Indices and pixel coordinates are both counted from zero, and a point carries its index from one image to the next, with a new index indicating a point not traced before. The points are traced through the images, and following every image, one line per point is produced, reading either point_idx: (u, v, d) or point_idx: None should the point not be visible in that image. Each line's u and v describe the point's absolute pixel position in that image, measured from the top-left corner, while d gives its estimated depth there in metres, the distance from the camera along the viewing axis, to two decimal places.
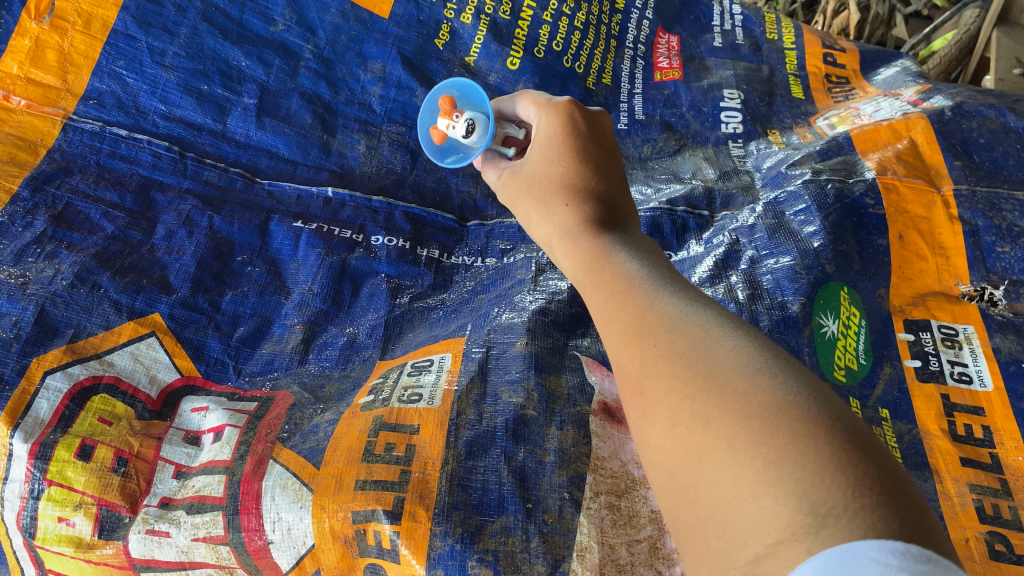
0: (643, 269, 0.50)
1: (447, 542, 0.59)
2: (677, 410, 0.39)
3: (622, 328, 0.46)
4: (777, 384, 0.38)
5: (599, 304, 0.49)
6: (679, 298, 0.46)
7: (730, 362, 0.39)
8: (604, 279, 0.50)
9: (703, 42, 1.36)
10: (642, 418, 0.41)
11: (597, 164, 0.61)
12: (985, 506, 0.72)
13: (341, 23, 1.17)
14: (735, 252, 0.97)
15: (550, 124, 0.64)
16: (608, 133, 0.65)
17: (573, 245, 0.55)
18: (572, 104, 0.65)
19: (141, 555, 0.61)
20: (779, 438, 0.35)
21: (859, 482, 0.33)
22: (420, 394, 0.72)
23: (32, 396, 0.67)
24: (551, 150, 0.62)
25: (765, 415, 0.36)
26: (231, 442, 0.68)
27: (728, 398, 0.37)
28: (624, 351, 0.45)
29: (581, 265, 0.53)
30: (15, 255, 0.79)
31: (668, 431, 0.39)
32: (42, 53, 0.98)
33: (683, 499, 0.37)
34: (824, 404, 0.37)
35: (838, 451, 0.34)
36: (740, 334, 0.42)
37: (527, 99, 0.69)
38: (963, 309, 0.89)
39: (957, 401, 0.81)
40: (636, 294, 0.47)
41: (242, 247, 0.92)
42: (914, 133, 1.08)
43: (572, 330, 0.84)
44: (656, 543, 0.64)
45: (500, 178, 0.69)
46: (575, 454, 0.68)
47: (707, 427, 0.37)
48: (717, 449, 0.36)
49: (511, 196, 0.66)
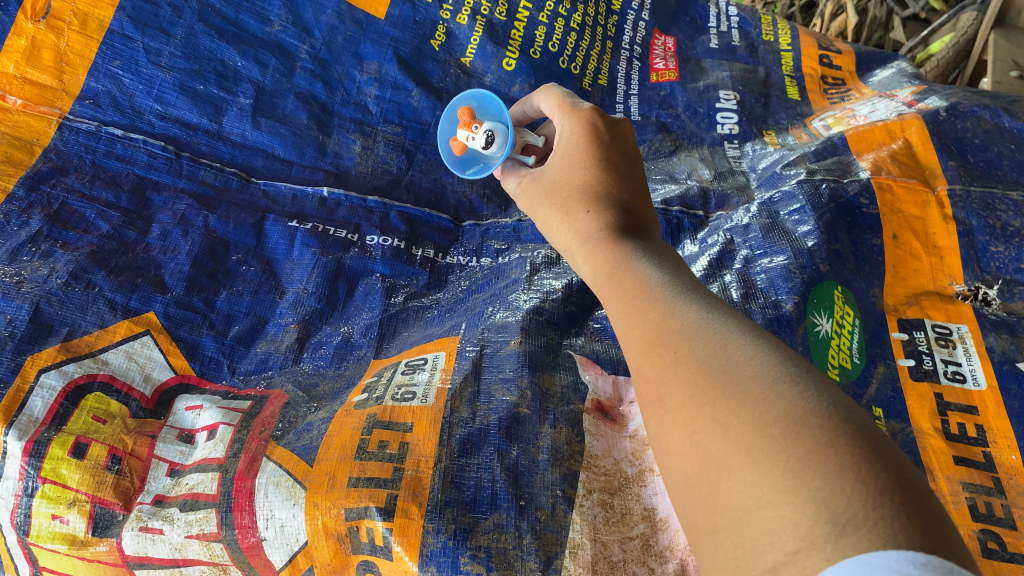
0: (662, 276, 0.50)
1: (439, 539, 0.59)
2: (696, 417, 0.39)
3: (642, 335, 0.46)
4: (798, 392, 0.37)
5: (619, 311, 0.49)
6: (700, 305, 0.46)
7: (751, 370, 0.39)
8: (624, 286, 0.50)
9: (698, 43, 1.37)
10: (660, 424, 0.41)
11: (617, 172, 0.61)
12: (979, 504, 0.72)
13: (337, 24, 1.17)
14: (729, 251, 0.97)
15: (572, 130, 0.64)
16: (629, 140, 0.65)
17: (593, 252, 0.55)
18: (593, 110, 0.65)
19: (135, 552, 0.61)
20: (799, 446, 0.34)
21: (880, 492, 0.32)
22: (413, 392, 0.72)
23: (26, 393, 0.67)
24: (571, 156, 0.62)
25: (786, 423, 0.36)
26: (225, 439, 0.69)
27: (749, 405, 0.37)
28: (644, 357, 0.45)
29: (601, 272, 0.53)
30: (10, 254, 0.79)
31: (687, 438, 0.39)
32: (38, 53, 0.98)
33: (701, 506, 0.37)
34: (847, 414, 0.37)
35: (859, 460, 0.34)
36: (761, 342, 0.42)
37: (550, 100, 0.69)
38: (957, 308, 0.90)
39: (951, 400, 0.81)
40: (656, 301, 0.47)
41: (237, 246, 0.93)
42: (909, 134, 1.08)
43: (567, 329, 0.84)
44: (649, 540, 0.64)
45: (519, 184, 0.69)
46: (568, 452, 0.68)
47: (727, 434, 0.37)
48: (735, 457, 0.36)
49: (530, 203, 0.66)
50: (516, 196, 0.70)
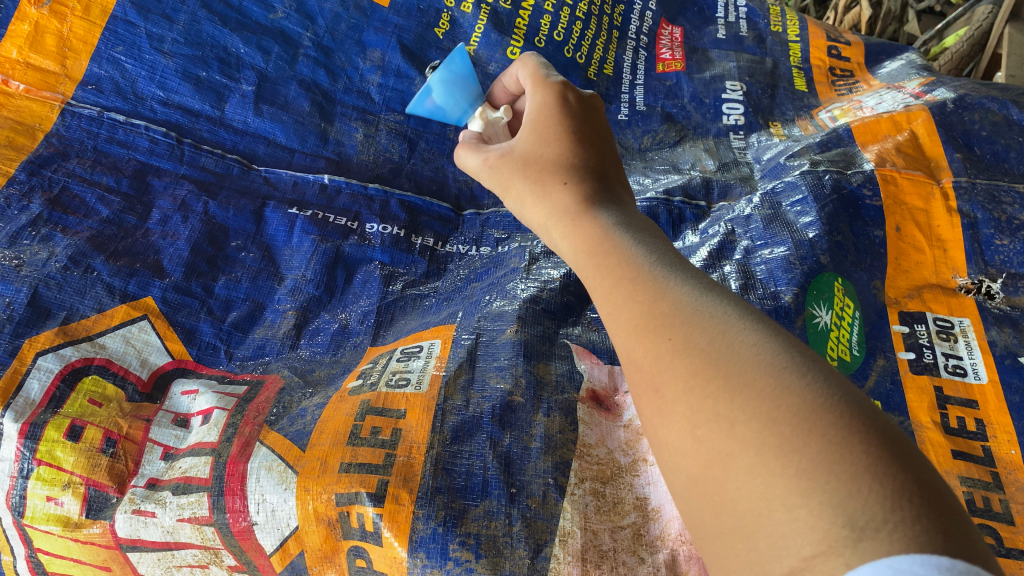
0: (651, 255, 0.49)
1: (429, 525, 0.59)
2: (699, 412, 0.38)
3: (632, 318, 0.45)
4: (804, 385, 0.36)
5: (605, 293, 0.48)
6: (692, 287, 0.45)
7: (753, 360, 0.38)
8: (609, 265, 0.49)
9: (706, 34, 1.35)
10: (659, 418, 0.40)
11: (592, 147, 0.61)
12: (976, 499, 0.71)
13: (341, 12, 1.17)
14: (730, 242, 0.96)
15: (543, 104, 0.64)
16: (602, 118, 0.65)
17: (572, 227, 0.54)
18: (564, 85, 0.65)
19: (127, 534, 0.62)
20: (810, 446, 0.33)
21: (898, 493, 0.31)
22: (408, 378, 0.72)
23: (23, 375, 0.68)
24: (545, 131, 0.62)
25: (796, 420, 0.35)
26: (219, 424, 0.69)
27: (754, 399, 0.36)
28: (635, 342, 0.44)
29: (584, 248, 0.52)
30: (10, 237, 0.80)
31: (690, 434, 0.38)
32: (41, 38, 0.99)
33: (709, 506, 0.36)
34: (857, 407, 0.36)
35: (875, 460, 0.33)
36: (761, 329, 0.41)
37: (524, 70, 0.70)
38: (959, 301, 0.88)
39: (951, 393, 0.80)
40: (645, 283, 0.46)
41: (237, 233, 0.93)
42: (915, 125, 1.07)
43: (564, 318, 0.84)
44: (639, 529, 0.64)
45: (484, 161, 0.68)
46: (561, 441, 0.68)
47: (732, 431, 0.36)
48: (743, 455, 0.35)
49: (499, 179, 0.65)
50: (481, 174, 0.68)
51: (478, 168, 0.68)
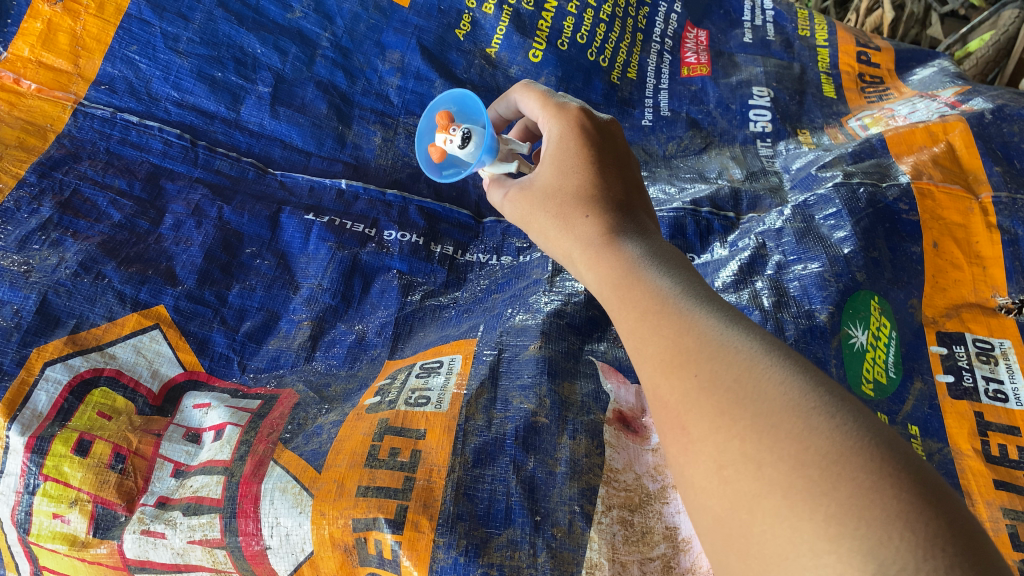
0: (677, 286, 0.46)
1: (450, 554, 0.57)
2: (725, 450, 0.36)
3: (659, 354, 0.42)
4: (834, 427, 0.34)
5: (630, 326, 0.45)
6: (720, 320, 0.42)
7: (782, 399, 0.36)
8: (632, 297, 0.46)
9: (732, 37, 1.30)
10: (683, 455, 0.38)
11: (610, 172, 0.57)
12: (1020, 533, 0.67)
13: (360, 12, 1.13)
14: (761, 256, 0.92)
15: (562, 132, 0.59)
16: (620, 140, 0.61)
17: (595, 258, 0.52)
18: (580, 110, 0.60)
19: (135, 555, 0.60)
20: (839, 490, 0.32)
21: (931, 542, 0.30)
22: (428, 397, 0.69)
23: (31, 386, 0.66)
24: (562, 158, 0.57)
25: (825, 462, 0.33)
26: (231, 441, 0.66)
27: (782, 441, 0.34)
28: (661, 379, 0.41)
29: (606, 280, 0.50)
30: (20, 242, 0.77)
31: (714, 473, 0.35)
32: (53, 36, 0.96)
33: (733, 549, 0.34)
34: (889, 449, 0.34)
35: (907, 506, 0.31)
36: (790, 365, 0.38)
37: (529, 100, 0.64)
38: (1000, 322, 0.84)
39: (992, 420, 0.76)
40: (671, 316, 0.43)
41: (252, 239, 0.90)
42: (952, 137, 1.02)
43: (588, 333, 0.80)
44: (670, 561, 0.61)
45: (507, 197, 0.64)
46: (587, 465, 0.65)
47: (759, 472, 0.34)
48: (770, 498, 0.33)
49: (519, 213, 0.61)
50: (504, 210, 0.64)
51: (502, 202, 0.65)
